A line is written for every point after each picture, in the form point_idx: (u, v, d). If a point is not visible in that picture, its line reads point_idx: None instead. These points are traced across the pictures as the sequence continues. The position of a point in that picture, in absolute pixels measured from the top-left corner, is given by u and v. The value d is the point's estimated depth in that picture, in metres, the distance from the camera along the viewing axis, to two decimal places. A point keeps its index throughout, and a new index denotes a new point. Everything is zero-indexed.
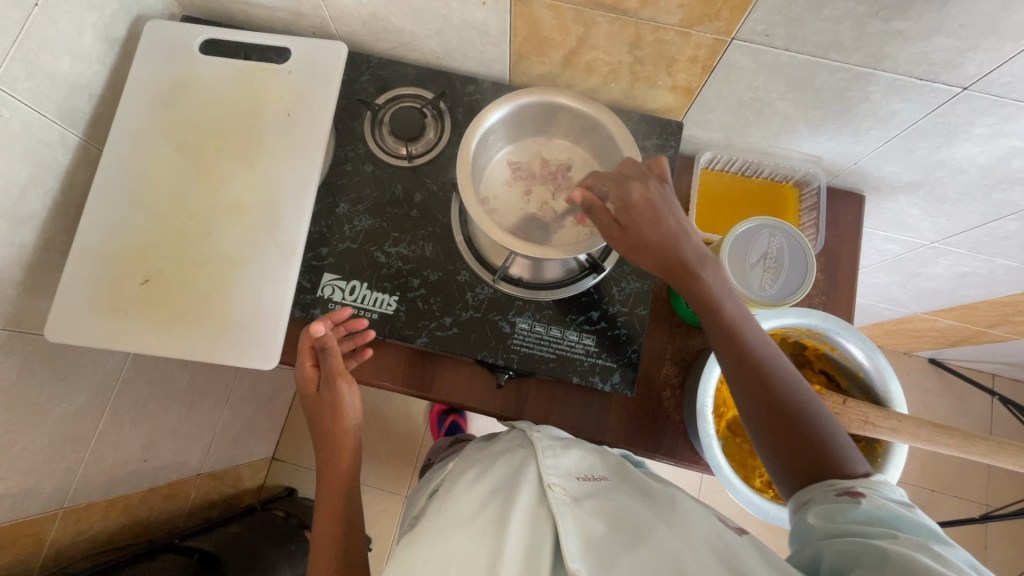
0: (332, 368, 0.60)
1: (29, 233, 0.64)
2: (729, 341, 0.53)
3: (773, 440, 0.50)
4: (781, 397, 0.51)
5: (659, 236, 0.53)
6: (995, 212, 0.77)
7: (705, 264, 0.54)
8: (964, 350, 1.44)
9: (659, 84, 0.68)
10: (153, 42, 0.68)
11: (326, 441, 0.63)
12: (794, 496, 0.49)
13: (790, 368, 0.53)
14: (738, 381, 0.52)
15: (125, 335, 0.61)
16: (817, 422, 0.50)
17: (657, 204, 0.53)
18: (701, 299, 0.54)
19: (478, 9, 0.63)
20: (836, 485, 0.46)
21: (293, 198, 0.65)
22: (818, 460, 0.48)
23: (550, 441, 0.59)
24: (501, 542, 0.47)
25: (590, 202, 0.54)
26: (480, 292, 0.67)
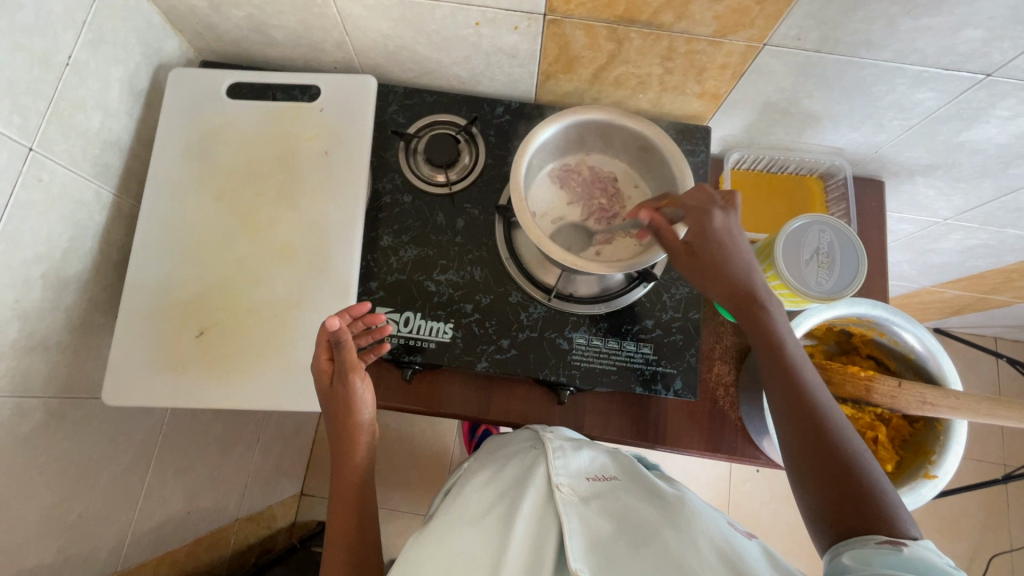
0: (346, 363, 0.55)
1: (72, 295, 0.62)
2: (781, 371, 0.53)
3: (813, 481, 0.48)
4: (831, 436, 0.49)
5: (730, 263, 0.54)
6: (1008, 186, 0.80)
7: (768, 296, 0.54)
8: (968, 317, 1.49)
9: (687, 92, 0.70)
10: (180, 91, 0.68)
11: (338, 438, 0.58)
12: (829, 549, 0.45)
13: (842, 414, 0.51)
14: (788, 414, 0.51)
15: (185, 390, 0.60)
16: (867, 473, 0.47)
17: (733, 237, 0.55)
18: (760, 325, 0.54)
19: (509, 34, 0.64)
20: (876, 536, 0.43)
21: (340, 236, 0.65)
22: (865, 514, 0.45)
23: (561, 441, 0.59)
24: (507, 540, 0.47)
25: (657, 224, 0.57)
26: (534, 311, 0.68)
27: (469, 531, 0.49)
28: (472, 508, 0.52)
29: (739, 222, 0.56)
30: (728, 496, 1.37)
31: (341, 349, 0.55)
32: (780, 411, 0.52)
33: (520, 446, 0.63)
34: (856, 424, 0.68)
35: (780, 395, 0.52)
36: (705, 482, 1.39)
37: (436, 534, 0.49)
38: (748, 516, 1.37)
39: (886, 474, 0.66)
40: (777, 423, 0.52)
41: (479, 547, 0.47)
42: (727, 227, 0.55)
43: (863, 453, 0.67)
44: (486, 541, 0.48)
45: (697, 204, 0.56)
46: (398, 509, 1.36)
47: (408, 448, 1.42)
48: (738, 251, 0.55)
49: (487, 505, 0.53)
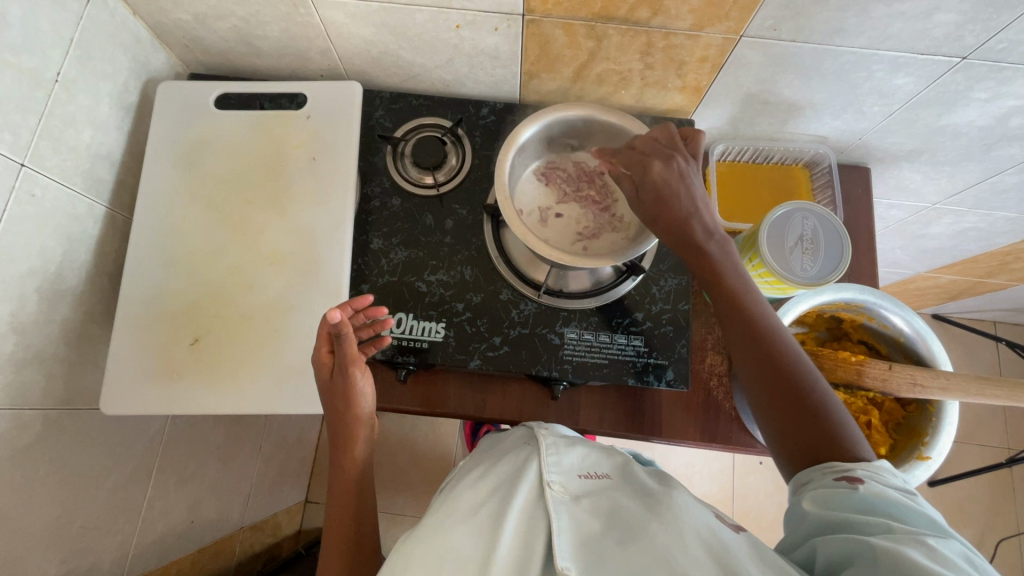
0: (346, 355, 0.56)
1: (67, 308, 0.63)
2: (735, 315, 0.56)
3: (777, 417, 0.53)
4: (789, 373, 0.53)
5: (677, 210, 0.55)
6: (993, 168, 0.81)
7: (712, 239, 0.56)
8: (965, 302, 1.49)
9: (669, 86, 0.71)
10: (168, 103, 0.69)
11: (337, 428, 0.59)
12: (794, 479, 0.51)
13: (795, 350, 0.55)
14: (746, 356, 0.55)
15: (181, 397, 0.61)
16: (821, 405, 0.52)
17: (678, 180, 0.54)
18: (710, 272, 0.57)
19: (489, 35, 0.65)
20: (835, 469, 0.48)
21: (330, 240, 0.66)
22: (823, 445, 0.50)
23: (554, 439, 0.61)
24: (495, 540, 0.47)
25: (615, 172, 0.57)
26: (525, 308, 0.69)
27: (456, 527, 0.48)
28: (462, 504, 0.52)
29: (683, 163, 0.56)
30: (731, 488, 1.37)
31: (342, 341, 0.56)
32: (740, 353, 0.56)
33: (514, 440, 0.64)
34: (849, 409, 0.68)
35: (738, 337, 0.56)
36: (708, 475, 1.39)
37: (424, 530, 0.49)
38: (752, 508, 1.37)
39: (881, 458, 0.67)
40: (738, 364, 0.56)
41: (468, 544, 0.47)
42: (671, 172, 0.55)
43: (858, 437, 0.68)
44: (475, 539, 0.47)
45: (636, 158, 0.56)
46: (402, 513, 1.36)
47: (411, 452, 1.42)
48: (690, 196, 0.55)
49: (477, 503, 0.52)
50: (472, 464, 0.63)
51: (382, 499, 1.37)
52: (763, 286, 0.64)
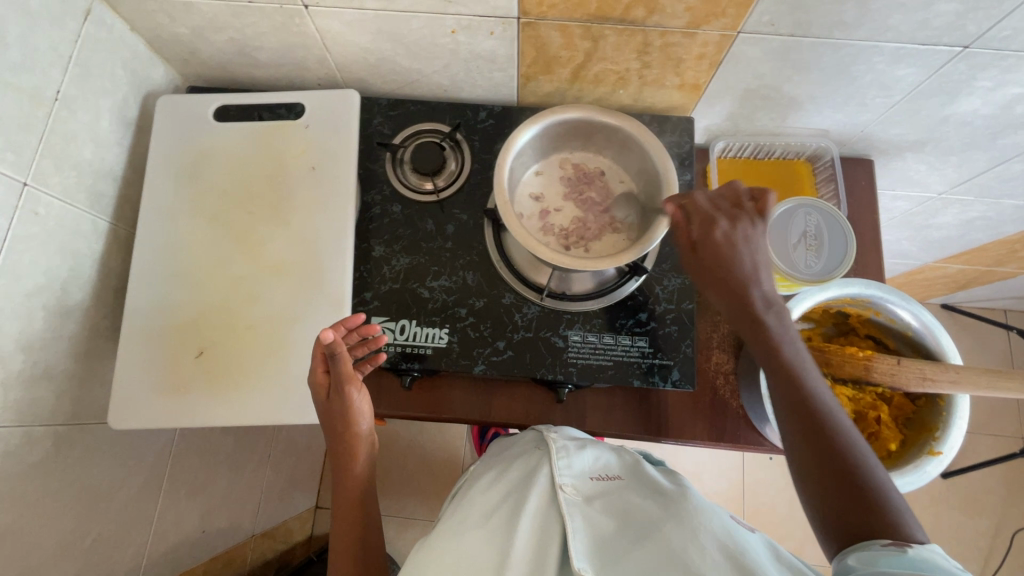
0: (341, 375, 0.57)
1: (74, 324, 0.64)
2: (784, 379, 0.51)
3: (817, 487, 0.46)
4: (835, 441, 0.47)
5: (734, 271, 0.54)
6: (1000, 157, 0.80)
7: (770, 308, 0.53)
8: (975, 291, 1.47)
9: (667, 85, 0.70)
10: (168, 117, 0.69)
11: (339, 448, 0.60)
12: (836, 556, 0.44)
13: (849, 424, 0.49)
14: (793, 422, 0.50)
15: (189, 410, 0.61)
16: (872, 480, 0.45)
17: (738, 243, 0.54)
18: (762, 336, 0.53)
19: (485, 39, 0.64)
20: (881, 540, 0.42)
21: (332, 249, 0.66)
22: (870, 519, 0.43)
23: (564, 441, 0.59)
24: (511, 541, 0.48)
25: (676, 221, 0.57)
26: (528, 312, 0.68)
27: (473, 533, 0.50)
28: (477, 509, 0.53)
29: (747, 225, 0.54)
30: (742, 485, 1.37)
31: (334, 361, 0.56)
32: (785, 420, 0.51)
33: (525, 440, 0.64)
34: (858, 405, 0.67)
35: (784, 404, 0.51)
36: (718, 472, 1.38)
37: (441, 537, 0.50)
38: (764, 505, 1.36)
39: (891, 454, 0.66)
40: (781, 429, 0.51)
41: (486, 548, 0.48)
42: (733, 234, 0.54)
43: (867, 433, 0.67)
44: (491, 544, 0.48)
45: (703, 212, 0.55)
46: (413, 517, 1.36)
47: (420, 456, 1.42)
48: (746, 256, 0.54)
49: (492, 509, 0.53)
50: (483, 468, 0.64)
51: (392, 503, 1.38)
52: None
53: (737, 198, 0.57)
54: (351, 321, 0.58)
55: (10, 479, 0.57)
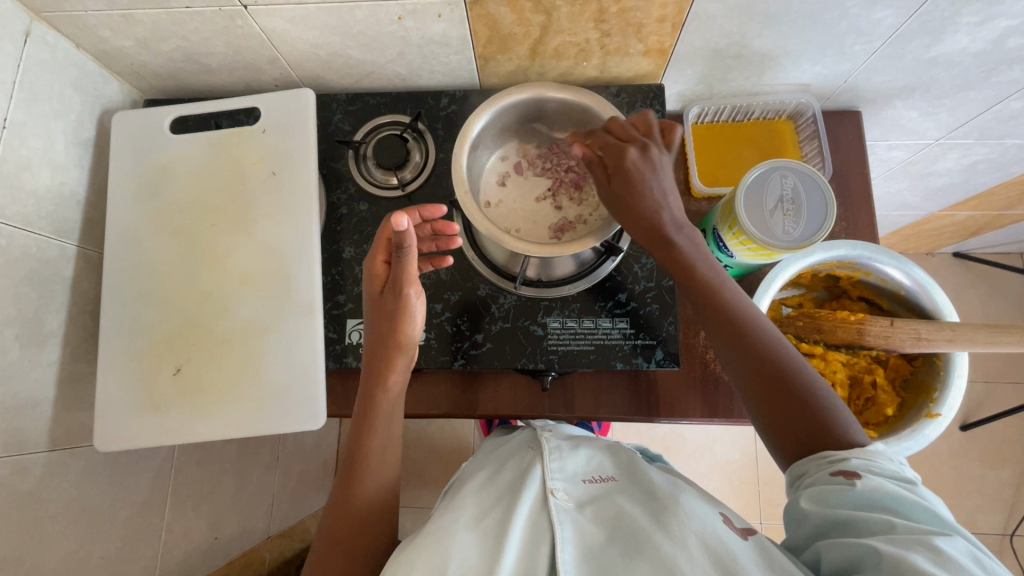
0: (402, 268, 0.55)
1: (53, 350, 0.64)
2: (710, 303, 0.53)
3: (762, 407, 0.50)
4: (770, 359, 0.51)
5: (645, 199, 0.53)
6: (997, 95, 0.75)
7: (681, 230, 0.54)
8: (986, 237, 1.41)
9: (632, 52, 0.67)
10: (124, 133, 0.68)
11: (377, 352, 0.58)
12: (789, 468, 0.49)
13: (780, 337, 0.53)
14: (728, 347, 0.53)
15: (170, 427, 0.61)
16: (805, 389, 0.50)
17: (647, 169, 0.53)
18: (679, 262, 0.54)
19: (434, 22, 0.62)
20: (830, 459, 0.46)
21: (299, 254, 0.64)
22: (813, 433, 0.48)
23: (558, 442, 0.61)
24: (501, 549, 0.47)
25: (590, 157, 0.56)
26: (504, 302, 0.67)
27: (461, 534, 0.48)
28: (466, 509, 0.52)
29: (656, 153, 0.53)
30: (755, 453, 1.35)
31: (402, 252, 0.54)
32: (723, 348, 0.53)
33: (520, 444, 0.65)
34: (853, 370, 0.65)
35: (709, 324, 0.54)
36: (729, 441, 1.37)
37: (430, 535, 0.48)
38: (778, 470, 1.34)
39: (889, 419, 0.63)
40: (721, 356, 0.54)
41: (472, 552, 0.46)
42: (643, 161, 0.53)
43: (864, 399, 0.64)
44: (479, 549, 0.47)
45: (612, 142, 0.54)
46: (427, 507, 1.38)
47: (429, 448, 1.43)
48: (660, 182, 0.53)
49: (479, 513, 0.52)
50: (476, 467, 0.64)
51: (406, 494, 1.39)
52: (745, 253, 0.60)
53: (649, 129, 0.55)
54: (427, 214, 0.59)
55: (4, 509, 0.58)
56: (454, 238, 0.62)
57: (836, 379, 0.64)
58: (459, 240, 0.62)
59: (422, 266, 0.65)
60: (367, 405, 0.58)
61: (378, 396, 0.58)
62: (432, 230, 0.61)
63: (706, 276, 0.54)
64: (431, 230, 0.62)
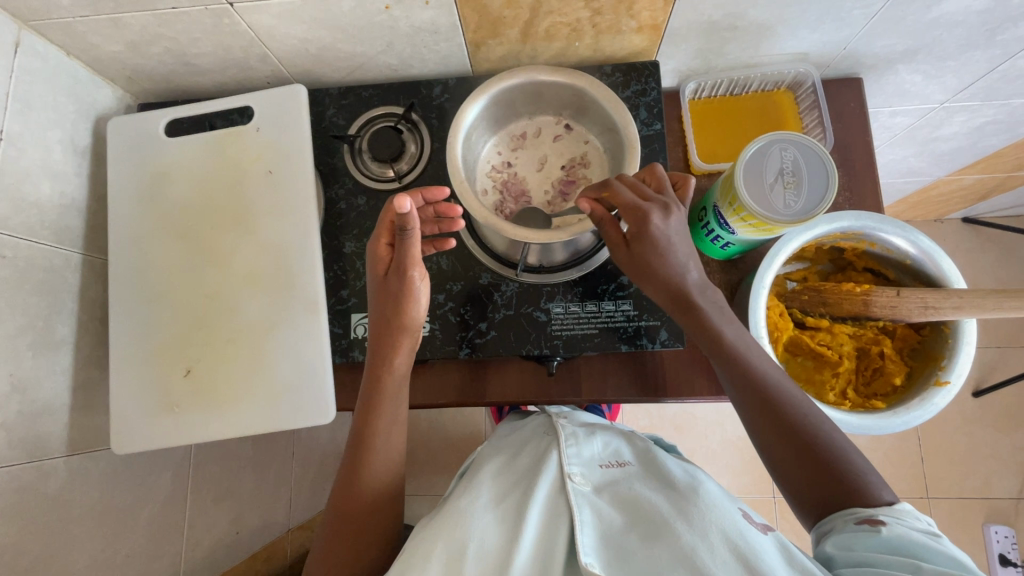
0: (407, 251, 0.55)
1: (66, 358, 0.65)
2: (735, 368, 0.54)
3: (787, 467, 0.51)
4: (797, 425, 0.52)
5: (666, 268, 0.54)
6: (1002, 54, 0.73)
7: (706, 293, 0.55)
8: (996, 200, 1.39)
9: (624, 29, 0.66)
10: (120, 139, 0.68)
11: (383, 339, 0.59)
12: (813, 526, 0.50)
13: (801, 396, 0.54)
14: (750, 404, 0.53)
15: (184, 427, 0.62)
16: (832, 453, 0.50)
17: (668, 238, 0.53)
18: (705, 328, 0.54)
19: (422, 9, 0.61)
20: (858, 515, 0.47)
21: (300, 251, 0.64)
22: (839, 490, 0.49)
23: (573, 429, 0.62)
24: (519, 531, 0.48)
25: (599, 214, 0.55)
26: (507, 289, 0.67)
27: (480, 513, 0.50)
28: (485, 491, 0.53)
29: (675, 212, 0.54)
30: None
31: (407, 235, 0.54)
32: (744, 404, 0.54)
33: (533, 433, 0.66)
34: (859, 341, 0.65)
35: (736, 388, 0.54)
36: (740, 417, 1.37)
37: (449, 518, 0.50)
38: None
39: (897, 389, 0.63)
40: (737, 411, 0.54)
41: (488, 538, 0.48)
42: (663, 229, 0.53)
43: (872, 369, 0.64)
44: (498, 529, 0.49)
45: (630, 202, 0.53)
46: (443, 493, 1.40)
47: (442, 436, 1.44)
48: (673, 249, 0.54)
49: (497, 495, 0.54)
50: (493, 451, 0.65)
51: (422, 482, 1.41)
52: (746, 231, 0.59)
53: (659, 185, 0.55)
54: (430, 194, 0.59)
55: (29, 514, 0.59)
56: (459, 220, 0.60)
57: (843, 352, 0.64)
58: (462, 222, 0.59)
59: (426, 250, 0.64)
60: (375, 390, 0.59)
61: (386, 378, 0.58)
62: (435, 212, 0.60)
63: (733, 342, 0.54)
64: (434, 212, 0.60)
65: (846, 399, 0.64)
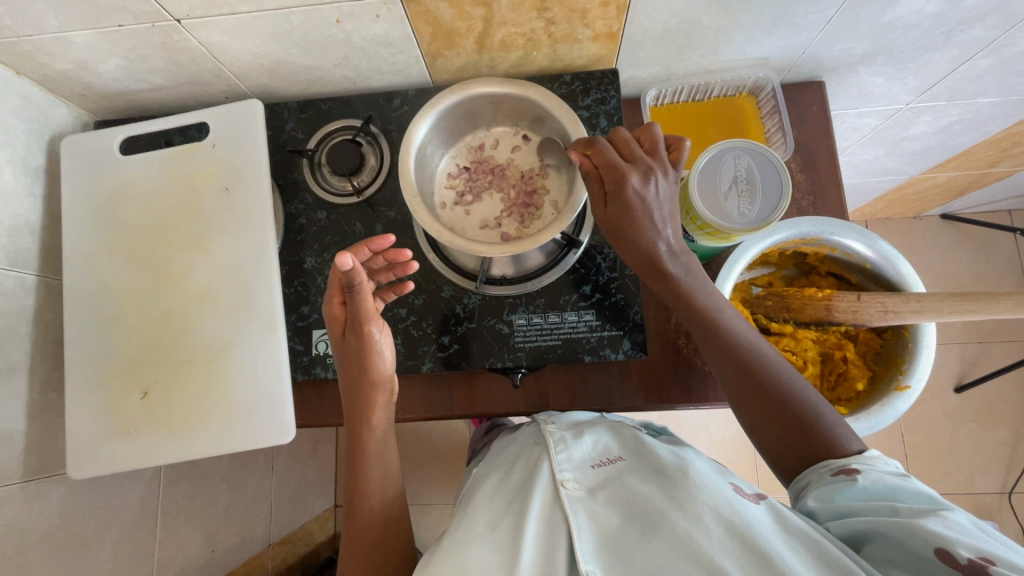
0: (358, 306, 0.56)
1: (21, 382, 0.64)
2: (709, 330, 0.55)
3: (764, 424, 0.53)
4: (771, 384, 0.53)
5: (643, 231, 0.53)
6: (960, 55, 0.73)
7: (676, 258, 0.54)
8: (971, 197, 1.40)
9: (581, 38, 0.65)
10: (74, 159, 0.67)
11: (357, 393, 0.59)
12: (792, 482, 0.51)
13: (773, 354, 0.55)
14: (724, 366, 0.54)
15: (143, 451, 0.61)
16: (804, 410, 0.52)
17: (649, 198, 0.52)
18: (677, 294, 0.55)
19: (374, 22, 0.60)
20: (833, 468, 0.49)
21: (257, 268, 0.63)
22: (813, 444, 0.51)
23: (561, 433, 0.59)
24: (518, 549, 0.46)
25: (588, 169, 0.54)
26: (469, 302, 0.66)
27: (479, 539, 0.48)
28: (480, 516, 0.51)
29: (659, 175, 0.53)
30: None
31: (355, 290, 0.55)
32: (719, 368, 0.55)
33: (523, 441, 0.63)
34: (822, 346, 0.65)
35: (711, 349, 0.55)
36: (723, 419, 1.37)
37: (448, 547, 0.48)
38: None
39: (860, 394, 0.63)
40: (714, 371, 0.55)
41: (490, 564, 0.45)
42: (647, 187, 0.52)
43: (837, 374, 0.64)
44: (497, 553, 0.47)
45: (613, 159, 0.52)
46: (428, 503, 1.39)
47: (426, 445, 1.43)
48: (655, 212, 0.53)
49: (492, 518, 0.51)
50: (486, 471, 0.63)
51: (406, 492, 1.40)
52: (706, 239, 0.59)
53: (653, 145, 0.55)
54: (376, 244, 0.58)
55: None
56: (410, 263, 0.60)
57: (807, 357, 0.64)
58: (415, 264, 0.60)
59: (385, 297, 0.62)
60: (356, 438, 0.60)
61: (365, 432, 0.59)
62: (385, 261, 0.60)
63: (705, 305, 0.55)
64: (385, 261, 0.60)
65: None
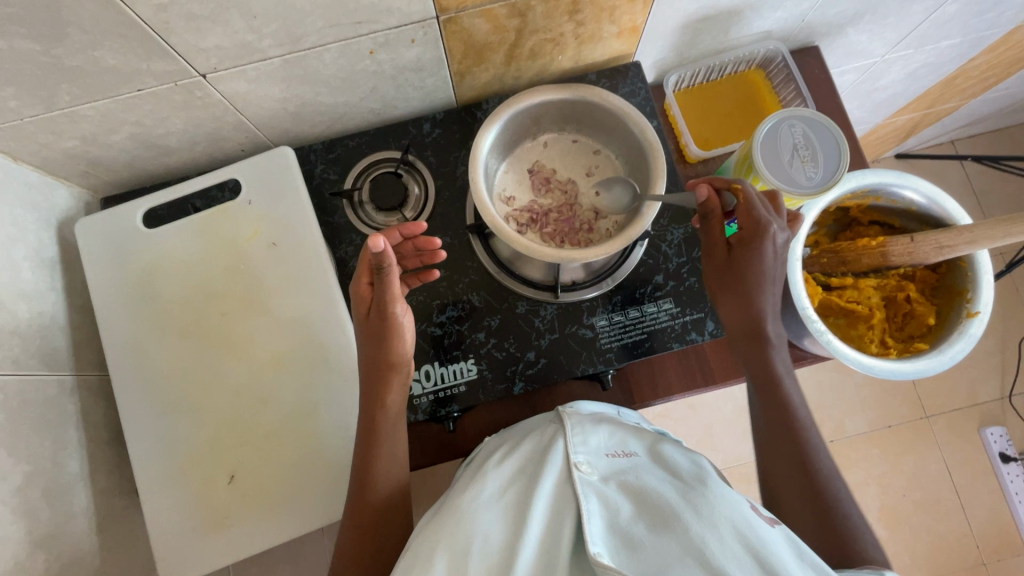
0: (386, 289, 0.51)
1: (83, 494, 0.58)
2: (773, 391, 0.56)
3: (790, 493, 0.52)
4: (811, 463, 0.53)
5: (753, 278, 0.55)
6: (935, 3, 0.79)
7: (774, 326, 0.57)
8: (924, 133, 1.50)
9: (606, 36, 0.66)
10: (96, 243, 0.62)
11: (371, 375, 0.54)
12: None
13: (825, 449, 0.54)
14: (775, 430, 0.55)
15: (241, 537, 0.57)
16: (838, 507, 0.50)
17: (772, 255, 0.54)
18: (759, 349, 0.56)
19: (408, 48, 0.58)
20: (861, 563, 0.46)
21: (327, 321, 0.60)
22: (836, 542, 0.48)
23: (580, 417, 0.54)
24: (522, 534, 0.42)
25: (711, 208, 0.56)
26: (546, 313, 0.65)
27: (486, 507, 0.45)
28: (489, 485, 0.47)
29: (788, 237, 0.55)
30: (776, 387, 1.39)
31: (384, 273, 0.50)
32: (770, 440, 0.55)
33: (537, 423, 0.56)
34: (884, 291, 0.68)
35: (765, 409, 0.56)
36: None
37: (447, 518, 0.44)
38: None
39: (930, 328, 0.66)
40: (760, 428, 0.56)
41: (494, 537, 0.42)
42: (778, 245, 0.54)
43: (902, 315, 0.67)
44: (505, 530, 0.43)
45: (754, 206, 0.54)
46: None
47: None
48: (772, 275, 0.55)
49: (504, 481, 0.48)
50: (496, 444, 0.55)
51: None
52: None
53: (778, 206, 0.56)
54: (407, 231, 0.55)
55: None
56: (440, 252, 0.58)
57: (872, 304, 0.66)
58: (444, 254, 0.58)
59: (410, 283, 0.61)
60: (368, 431, 0.54)
61: (378, 416, 0.54)
62: (415, 247, 0.58)
63: (779, 373, 0.56)
64: (415, 247, 0.58)
65: (888, 348, 0.66)
